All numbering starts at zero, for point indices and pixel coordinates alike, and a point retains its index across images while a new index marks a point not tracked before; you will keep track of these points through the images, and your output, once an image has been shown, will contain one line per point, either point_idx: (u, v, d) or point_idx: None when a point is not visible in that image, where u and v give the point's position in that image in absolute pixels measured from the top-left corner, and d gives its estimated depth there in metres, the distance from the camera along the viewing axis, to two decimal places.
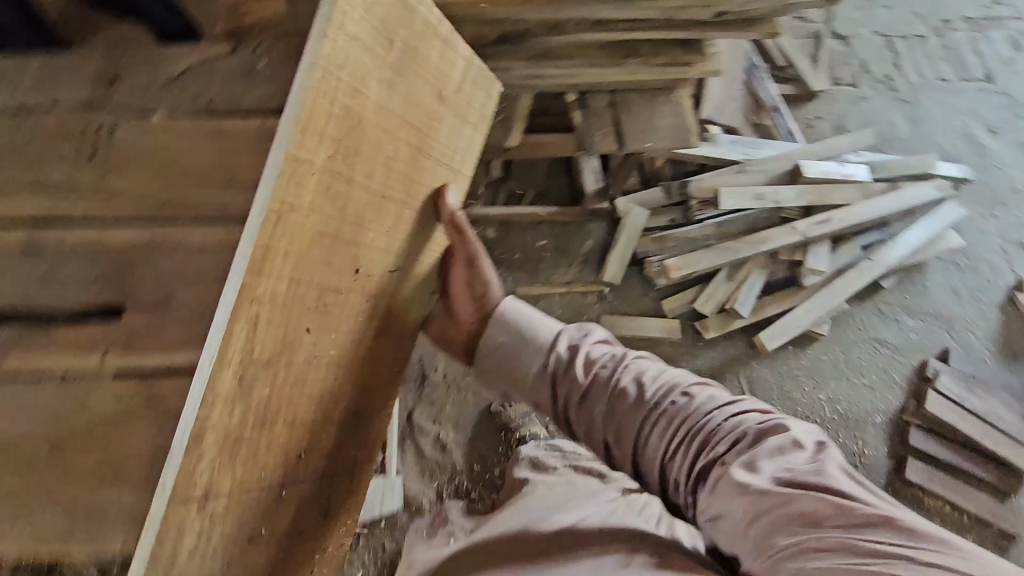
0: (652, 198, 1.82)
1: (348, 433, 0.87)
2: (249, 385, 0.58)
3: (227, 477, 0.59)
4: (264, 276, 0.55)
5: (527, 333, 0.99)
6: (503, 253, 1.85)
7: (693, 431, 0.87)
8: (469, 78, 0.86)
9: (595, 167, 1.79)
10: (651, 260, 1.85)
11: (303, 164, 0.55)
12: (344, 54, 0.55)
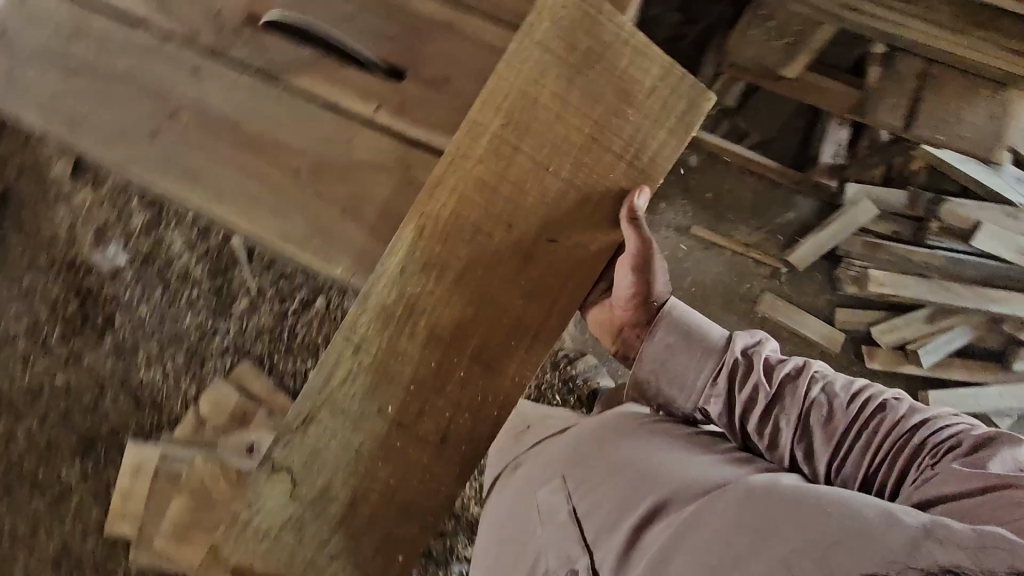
0: (889, 200, 1.63)
1: (460, 411, 0.84)
2: (405, 273, 0.81)
3: (373, 347, 0.83)
4: (430, 201, 0.80)
5: (695, 335, 0.93)
6: (694, 185, 1.76)
7: (896, 445, 0.77)
8: (671, 86, 0.79)
9: (839, 140, 1.65)
10: (850, 261, 1.68)
11: (480, 123, 0.79)
12: (524, 54, 0.78)
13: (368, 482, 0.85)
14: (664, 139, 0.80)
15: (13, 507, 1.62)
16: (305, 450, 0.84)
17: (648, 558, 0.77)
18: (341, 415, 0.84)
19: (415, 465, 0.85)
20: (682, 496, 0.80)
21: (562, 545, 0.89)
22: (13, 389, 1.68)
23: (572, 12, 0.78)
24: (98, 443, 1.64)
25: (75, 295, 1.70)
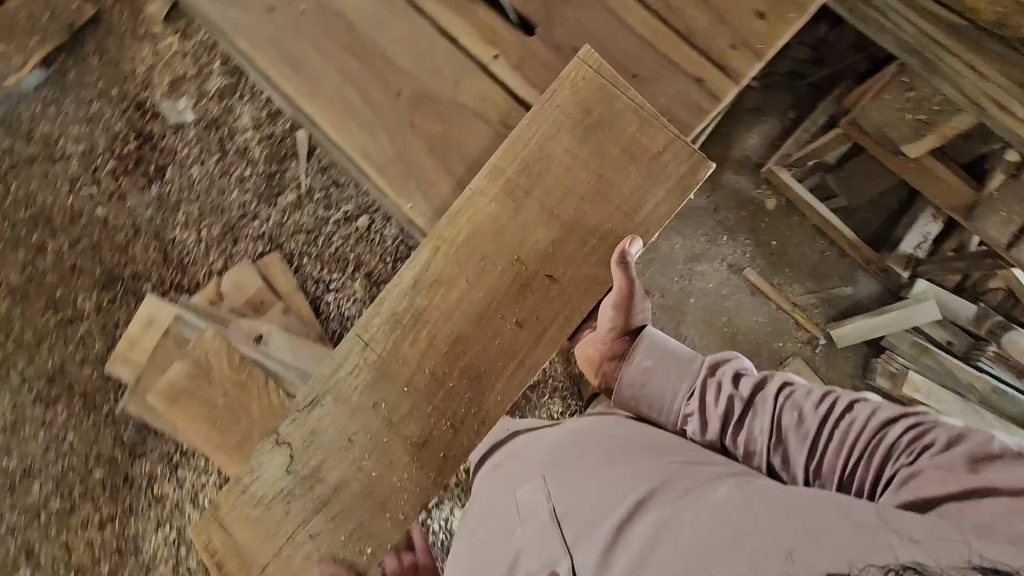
0: (954, 310, 1.59)
1: (444, 415, 0.92)
2: (415, 289, 0.91)
3: (376, 345, 0.93)
4: (445, 229, 0.89)
5: (670, 362, 0.99)
6: (764, 229, 1.70)
7: (864, 444, 0.78)
8: (674, 152, 0.85)
9: (926, 232, 1.60)
10: (893, 355, 1.63)
11: (499, 169, 0.87)
12: (542, 117, 0.85)
13: (357, 469, 0.94)
14: (660, 198, 0.86)
15: (28, 316, 1.68)
16: (309, 426, 0.95)
17: (631, 557, 0.72)
18: (342, 402, 0.94)
19: (397, 460, 0.93)
20: (662, 496, 0.78)
21: (545, 544, 0.82)
22: (54, 206, 1.71)
23: (591, 83, 0.85)
24: (119, 283, 1.68)
25: (136, 136, 1.72)
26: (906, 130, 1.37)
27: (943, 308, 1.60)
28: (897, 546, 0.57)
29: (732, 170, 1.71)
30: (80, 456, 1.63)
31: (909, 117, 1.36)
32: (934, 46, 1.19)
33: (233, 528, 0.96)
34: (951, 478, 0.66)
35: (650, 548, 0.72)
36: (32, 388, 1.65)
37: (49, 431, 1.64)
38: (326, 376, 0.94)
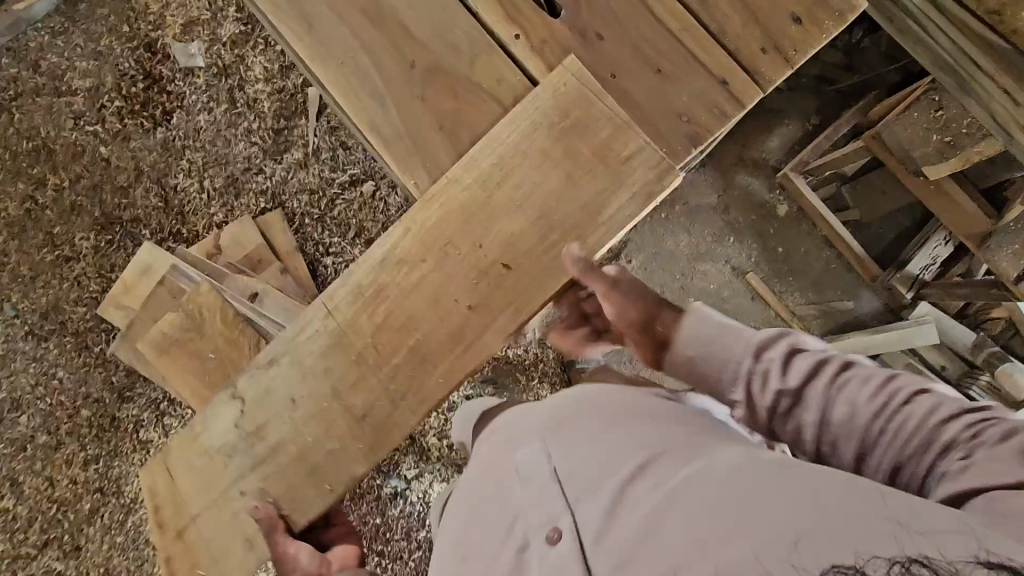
0: (954, 336, 1.62)
1: (385, 397, 0.90)
2: (380, 268, 0.89)
3: (329, 319, 0.91)
4: (418, 212, 0.87)
5: (715, 340, 0.78)
6: (771, 235, 1.70)
7: (936, 450, 0.60)
8: (644, 157, 0.83)
9: (935, 254, 1.60)
10: None
11: (476, 158, 0.85)
12: (525, 112, 0.84)
13: (298, 434, 0.92)
14: (629, 200, 0.84)
15: (24, 250, 1.66)
16: (262, 384, 0.93)
17: (636, 524, 0.65)
18: (297, 365, 0.92)
19: (336, 429, 0.91)
20: (663, 465, 0.70)
21: (541, 500, 0.75)
22: (57, 141, 1.68)
23: (574, 87, 0.83)
24: (117, 226, 1.67)
25: (143, 77, 1.67)
26: (930, 151, 1.37)
27: (944, 333, 1.63)
28: (902, 538, 0.49)
29: (747, 171, 1.70)
30: (69, 394, 1.64)
31: (935, 137, 1.34)
32: (967, 63, 1.18)
33: (178, 476, 0.98)
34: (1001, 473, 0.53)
35: (652, 519, 0.64)
36: (25, 322, 1.66)
37: (39, 366, 1.65)
38: (288, 337, 0.92)
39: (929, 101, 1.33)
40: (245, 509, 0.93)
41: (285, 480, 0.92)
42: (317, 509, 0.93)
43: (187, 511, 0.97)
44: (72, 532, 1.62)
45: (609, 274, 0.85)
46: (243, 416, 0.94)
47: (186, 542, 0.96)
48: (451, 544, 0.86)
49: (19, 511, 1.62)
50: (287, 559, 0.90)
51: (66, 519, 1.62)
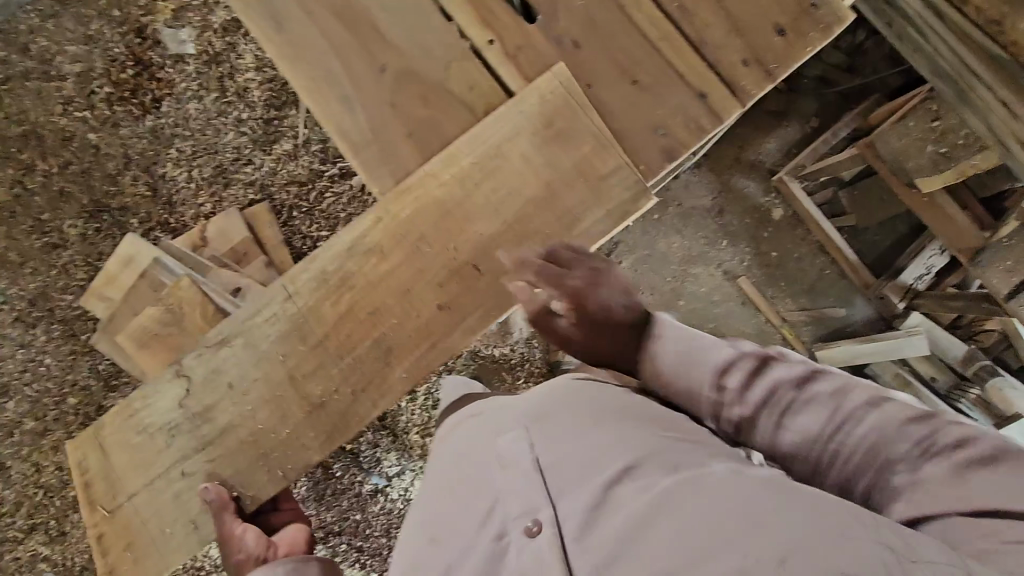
0: (948, 347, 1.81)
1: (350, 379, 0.97)
2: (350, 256, 0.97)
3: (296, 301, 0.98)
4: (392, 205, 0.95)
5: (675, 358, 0.86)
6: (766, 240, 1.91)
7: (856, 454, 0.72)
8: (620, 177, 0.94)
9: (927, 266, 1.79)
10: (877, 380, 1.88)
11: (453, 160, 0.94)
12: (507, 117, 0.94)
13: (250, 419, 0.98)
14: (602, 217, 0.95)
15: (12, 236, 1.66)
16: (213, 363, 0.99)
17: (620, 525, 0.68)
18: (252, 347, 0.98)
19: (290, 416, 0.98)
20: (650, 471, 0.73)
21: (522, 490, 0.77)
22: (46, 126, 1.65)
23: (559, 95, 0.93)
24: (106, 214, 1.66)
25: (134, 63, 1.65)
26: (924, 162, 1.53)
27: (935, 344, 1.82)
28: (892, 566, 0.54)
29: (743, 173, 1.89)
30: (56, 381, 1.64)
31: (930, 148, 1.51)
32: (965, 73, 1.28)
33: (110, 453, 1.02)
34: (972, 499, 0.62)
35: (641, 522, 0.67)
36: (14, 308, 1.66)
37: (27, 352, 1.65)
38: (241, 320, 0.99)
39: (926, 110, 1.49)
40: (190, 491, 0.99)
41: (236, 465, 0.99)
42: (269, 493, 1.00)
43: (123, 490, 1.01)
44: (58, 518, 1.64)
45: (559, 329, 0.92)
46: (188, 394, 0.99)
47: (123, 520, 1.00)
48: (414, 522, 0.87)
49: (6, 495, 1.63)
50: (234, 539, 0.95)
51: (54, 504, 1.63)
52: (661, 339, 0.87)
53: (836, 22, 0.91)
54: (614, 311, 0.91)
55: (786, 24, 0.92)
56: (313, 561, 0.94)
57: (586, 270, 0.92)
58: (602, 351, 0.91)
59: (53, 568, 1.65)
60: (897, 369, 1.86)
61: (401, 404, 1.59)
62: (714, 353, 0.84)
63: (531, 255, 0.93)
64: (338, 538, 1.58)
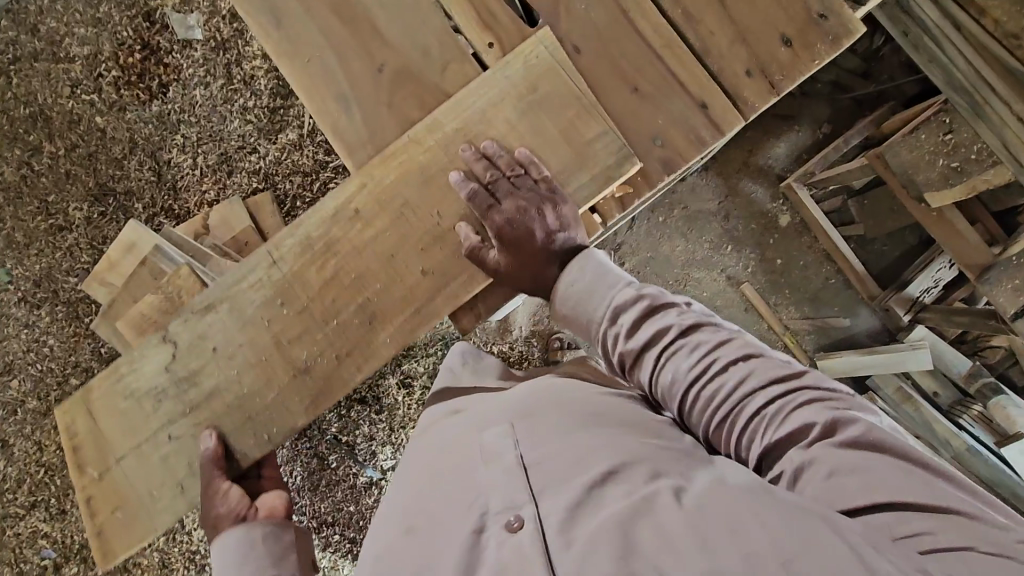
0: (951, 362, 1.86)
1: (345, 336, 1.04)
2: (339, 218, 1.04)
3: (285, 259, 1.05)
4: (382, 164, 1.03)
5: (582, 298, 0.93)
6: (775, 246, 1.95)
7: (727, 401, 0.78)
8: (604, 143, 0.99)
9: (934, 279, 1.85)
10: (876, 394, 1.92)
11: (436, 122, 1.02)
12: (492, 83, 1.00)
13: (236, 383, 1.06)
14: (585, 181, 1.00)
15: (18, 217, 1.67)
16: (198, 330, 1.07)
17: (600, 522, 0.68)
18: (237, 314, 1.06)
19: (275, 381, 1.05)
20: (632, 474, 0.74)
21: (508, 487, 0.78)
22: (54, 108, 1.65)
23: (544, 61, 1.00)
24: (111, 198, 1.67)
25: (140, 47, 1.64)
26: (935, 176, 1.60)
27: (939, 358, 1.87)
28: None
29: (751, 177, 1.93)
30: (59, 362, 1.66)
31: (942, 162, 1.57)
32: (981, 84, 1.42)
33: (110, 418, 1.12)
34: (863, 488, 0.64)
35: (624, 521, 0.67)
36: (18, 288, 1.67)
37: (31, 332, 1.67)
38: (225, 286, 1.07)
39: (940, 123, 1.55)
40: (177, 454, 1.08)
41: (223, 424, 1.06)
42: (255, 454, 1.06)
43: (112, 454, 1.11)
44: (58, 497, 1.66)
45: (489, 263, 0.98)
46: (175, 359, 1.08)
47: (114, 482, 1.11)
48: (393, 519, 0.86)
49: (8, 472, 1.66)
50: (218, 493, 1.01)
51: (55, 482, 1.66)
52: (572, 267, 0.95)
53: (844, 35, 0.97)
54: (540, 244, 0.97)
55: (792, 35, 0.98)
56: (287, 530, 1.01)
57: (515, 202, 0.96)
58: (526, 281, 0.98)
59: (53, 544, 1.67)
60: (899, 383, 1.87)
61: (398, 399, 1.62)
62: (612, 292, 0.91)
63: (470, 189, 0.97)
64: (332, 528, 1.59)
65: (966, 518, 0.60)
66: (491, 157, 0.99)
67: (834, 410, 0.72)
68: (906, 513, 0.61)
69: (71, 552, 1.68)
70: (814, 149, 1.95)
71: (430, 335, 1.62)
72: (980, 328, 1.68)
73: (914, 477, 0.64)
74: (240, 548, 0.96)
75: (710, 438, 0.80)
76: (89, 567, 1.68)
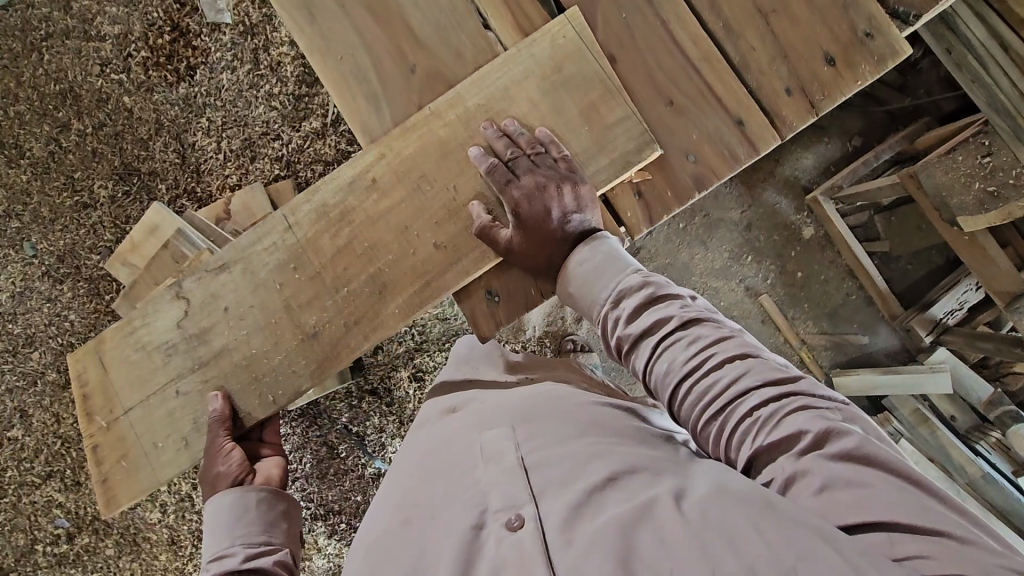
0: (973, 388, 1.82)
1: (359, 304, 1.08)
2: (363, 188, 1.09)
3: (303, 224, 1.11)
4: (405, 135, 1.08)
5: (589, 280, 0.94)
6: (797, 261, 1.92)
7: (721, 396, 0.77)
8: (626, 129, 1.03)
9: (957, 301, 1.85)
10: (892, 415, 1.88)
11: (460, 97, 1.07)
12: (515, 61, 1.05)
13: (244, 342, 1.11)
14: (604, 164, 1.04)
15: (45, 192, 1.69)
16: (210, 289, 1.13)
17: (597, 524, 0.68)
18: (249, 275, 1.12)
19: (284, 344, 1.10)
20: (632, 481, 0.75)
21: (509, 487, 0.79)
22: (83, 86, 1.67)
23: (571, 43, 1.04)
24: (136, 177, 1.68)
25: (171, 29, 1.65)
26: (969, 200, 1.59)
27: (959, 383, 1.83)
28: None
29: (775, 190, 1.91)
30: (79, 337, 1.70)
31: (978, 186, 1.57)
32: (1016, 103, 1.47)
33: (122, 378, 1.17)
34: (854, 505, 0.63)
35: (623, 524, 0.67)
36: (42, 263, 1.70)
37: (53, 306, 1.70)
38: (240, 249, 1.13)
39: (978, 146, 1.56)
40: (183, 408, 1.13)
41: (229, 381, 1.11)
42: (261, 413, 1.11)
43: (120, 404, 1.17)
44: (74, 469, 1.70)
45: (501, 241, 1.01)
46: (186, 317, 1.14)
47: (119, 432, 1.17)
48: (392, 512, 0.87)
49: (26, 442, 1.70)
50: (221, 452, 1.06)
51: (71, 454, 1.69)
52: (583, 250, 0.97)
53: (890, 55, 1.00)
54: (555, 224, 0.99)
55: (835, 53, 1.01)
56: (280, 500, 1.05)
57: (533, 179, 0.99)
58: (538, 260, 1.01)
59: (66, 514, 1.71)
60: (915, 405, 1.84)
61: (408, 392, 1.62)
62: (618, 277, 0.92)
63: (489, 163, 1.01)
64: (337, 516, 1.62)
65: (957, 543, 0.58)
66: (512, 135, 1.03)
67: (828, 420, 0.71)
68: (899, 534, 0.60)
69: (84, 522, 1.72)
70: (843, 161, 1.92)
71: (444, 330, 1.62)
72: (1006, 355, 1.66)
73: (907, 498, 0.62)
74: (235, 511, 1.00)
75: (699, 432, 0.79)
76: (101, 538, 1.73)
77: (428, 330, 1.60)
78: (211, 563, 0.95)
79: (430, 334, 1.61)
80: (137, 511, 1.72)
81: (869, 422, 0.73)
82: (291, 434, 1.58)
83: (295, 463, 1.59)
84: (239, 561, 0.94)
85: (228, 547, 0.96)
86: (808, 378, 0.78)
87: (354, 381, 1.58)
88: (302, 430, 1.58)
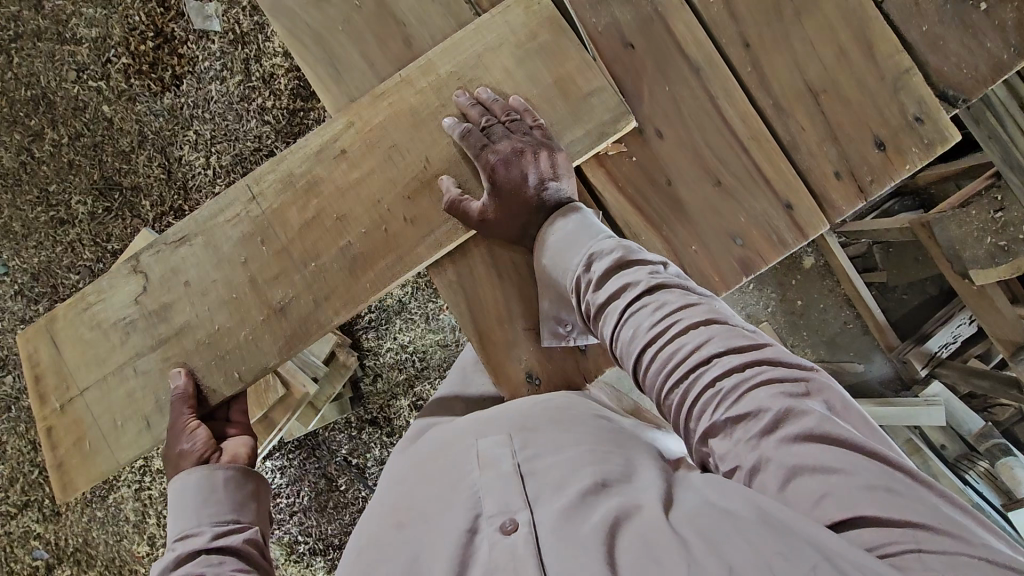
0: (964, 420, 2.01)
1: (333, 277, 1.04)
2: (328, 153, 1.06)
3: (268, 195, 1.07)
4: (375, 103, 1.05)
5: (565, 249, 0.91)
6: (796, 288, 2.06)
7: (682, 362, 0.71)
8: (603, 98, 1.02)
9: (955, 331, 2.02)
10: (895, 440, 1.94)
11: (433, 65, 1.04)
12: (489, 28, 1.04)
13: (207, 321, 1.06)
14: (579, 135, 1.02)
15: (16, 205, 1.60)
16: (170, 264, 1.08)
17: (581, 533, 0.63)
18: (212, 248, 1.07)
19: (250, 319, 1.05)
20: (629, 487, 0.70)
21: (504, 490, 0.73)
22: (58, 93, 1.57)
23: (547, 11, 1.04)
24: (117, 193, 1.59)
25: (155, 33, 1.56)
26: (981, 254, 1.69)
27: (951, 413, 2.03)
28: None
29: None
30: None
31: (991, 240, 1.64)
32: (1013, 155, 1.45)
33: (75, 363, 1.11)
34: (824, 493, 0.58)
35: (614, 535, 0.62)
36: (15, 280, 1.61)
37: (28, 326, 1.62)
38: (202, 221, 1.08)
39: (991, 200, 1.60)
40: (143, 388, 1.07)
41: (188, 354, 1.06)
42: (228, 392, 1.05)
43: (76, 385, 1.11)
44: (53, 498, 1.62)
45: (473, 213, 0.99)
46: (145, 293, 1.09)
47: (75, 415, 1.10)
48: (378, 517, 0.81)
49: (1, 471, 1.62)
50: (185, 430, 1.00)
51: (47, 485, 1.61)
52: (560, 224, 0.94)
53: (940, 141, 1.00)
54: (532, 189, 0.97)
55: (885, 138, 1.01)
56: (248, 478, 0.97)
57: (510, 144, 0.96)
58: (511, 230, 1.00)
59: (45, 545, 1.64)
60: (909, 435, 1.95)
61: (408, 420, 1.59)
62: (591, 243, 0.89)
63: (463, 129, 0.99)
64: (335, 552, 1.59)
65: (935, 535, 0.53)
66: (486, 103, 1.01)
67: (795, 397, 0.65)
68: (876, 532, 0.55)
69: (64, 553, 1.65)
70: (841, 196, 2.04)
71: (446, 357, 1.56)
72: (1000, 394, 1.82)
73: (881, 487, 0.57)
74: (200, 492, 0.92)
75: (664, 401, 0.73)
76: (83, 569, 1.66)
77: (429, 356, 1.56)
78: (176, 543, 0.88)
79: (431, 361, 1.57)
80: (122, 541, 1.65)
81: (842, 398, 0.66)
82: (288, 466, 1.57)
83: (292, 497, 1.57)
84: (207, 540, 0.87)
85: (194, 526, 0.89)
86: (780, 349, 0.71)
87: (354, 412, 1.57)
88: (300, 462, 1.57)
